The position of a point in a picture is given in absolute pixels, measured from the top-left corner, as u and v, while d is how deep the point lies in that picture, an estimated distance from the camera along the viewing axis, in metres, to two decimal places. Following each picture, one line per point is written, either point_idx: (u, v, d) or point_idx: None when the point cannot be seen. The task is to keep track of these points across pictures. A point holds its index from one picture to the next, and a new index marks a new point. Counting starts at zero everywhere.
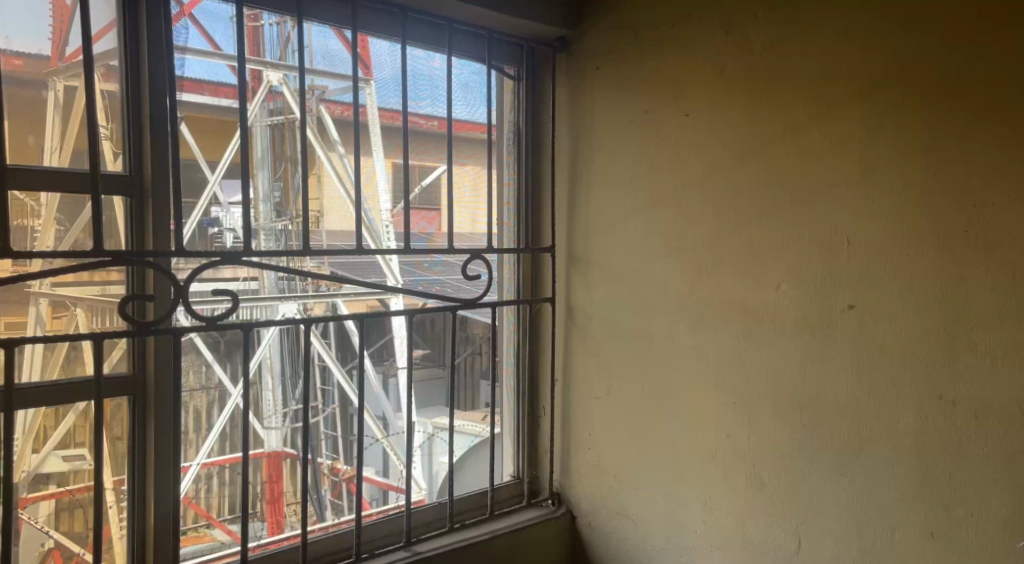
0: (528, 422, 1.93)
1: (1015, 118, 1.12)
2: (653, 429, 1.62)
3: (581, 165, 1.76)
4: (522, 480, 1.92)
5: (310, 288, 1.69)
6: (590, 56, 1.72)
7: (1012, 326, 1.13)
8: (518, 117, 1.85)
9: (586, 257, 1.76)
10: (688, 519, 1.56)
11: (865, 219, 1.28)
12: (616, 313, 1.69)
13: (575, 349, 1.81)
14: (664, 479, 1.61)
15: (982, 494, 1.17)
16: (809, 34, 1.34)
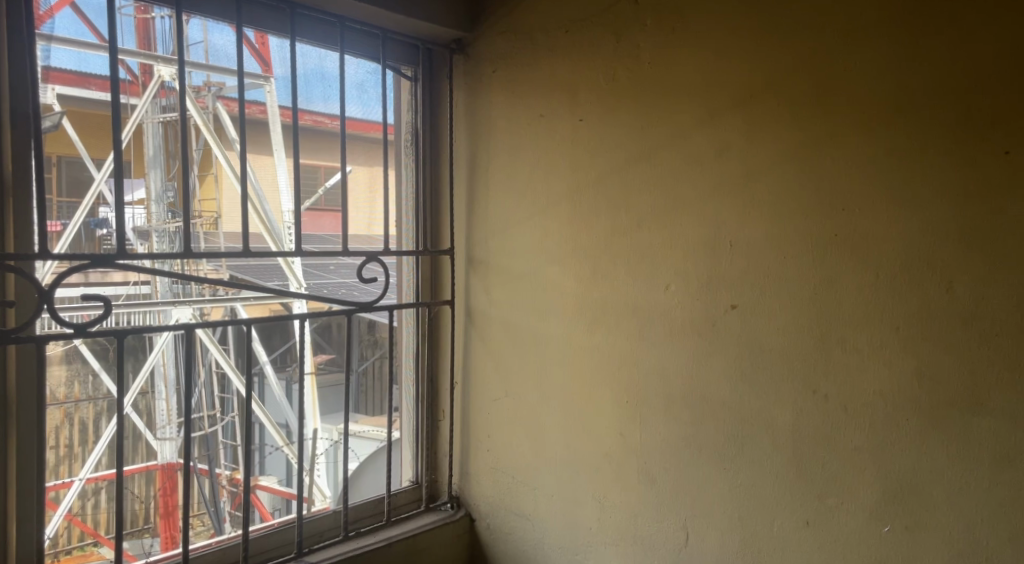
0: (427, 425, 1.91)
1: (874, 130, 1.21)
2: (549, 429, 1.64)
3: (480, 167, 1.76)
4: (420, 485, 1.90)
5: (207, 292, 1.63)
6: (486, 59, 1.73)
7: (877, 323, 1.22)
8: (416, 118, 1.84)
9: (484, 259, 1.76)
10: (583, 517, 1.59)
11: (746, 223, 1.34)
12: (515, 315, 1.69)
13: (473, 350, 1.80)
14: (560, 478, 1.63)
15: (850, 482, 1.24)
16: (694, 44, 1.39)
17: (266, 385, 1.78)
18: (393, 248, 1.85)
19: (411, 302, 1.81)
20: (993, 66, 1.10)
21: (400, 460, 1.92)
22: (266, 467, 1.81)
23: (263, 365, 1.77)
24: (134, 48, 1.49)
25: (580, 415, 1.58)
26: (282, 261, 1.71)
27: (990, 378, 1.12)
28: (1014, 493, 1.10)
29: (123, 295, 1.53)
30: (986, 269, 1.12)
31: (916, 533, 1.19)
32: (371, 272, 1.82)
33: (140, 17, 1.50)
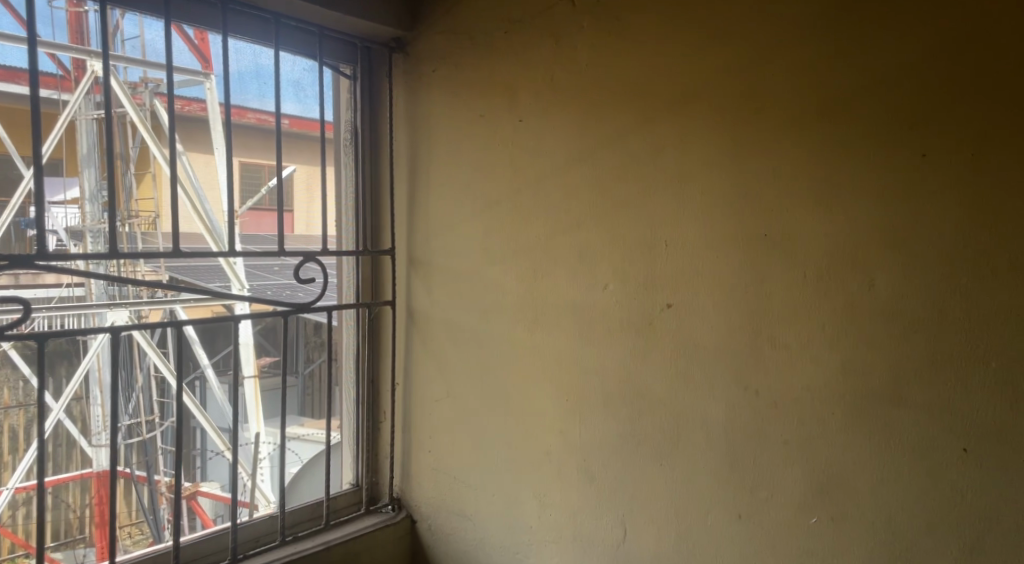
0: (368, 428, 1.89)
1: (801, 134, 1.26)
2: (490, 429, 1.65)
3: (421, 167, 1.75)
4: (360, 488, 1.88)
5: (145, 294, 1.60)
6: (426, 58, 1.72)
7: (805, 321, 1.26)
8: (355, 117, 1.82)
9: (425, 259, 1.75)
10: (524, 516, 1.59)
11: (681, 224, 1.37)
12: (456, 315, 1.69)
13: (414, 350, 1.79)
14: (501, 478, 1.63)
15: (780, 475, 1.29)
16: (630, 48, 1.41)
17: (208, 389, 1.75)
18: (331, 248, 1.83)
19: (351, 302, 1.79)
20: (910, 75, 1.16)
21: (339, 463, 1.90)
22: (209, 472, 1.78)
23: (204, 368, 1.72)
24: (68, 43, 1.44)
25: (521, 415, 1.59)
26: (224, 262, 1.70)
27: (909, 373, 1.18)
28: (931, 481, 1.17)
29: (58, 298, 1.48)
30: (905, 268, 1.18)
31: (841, 523, 1.24)
32: (307, 273, 1.79)
33: (73, 11, 1.45)
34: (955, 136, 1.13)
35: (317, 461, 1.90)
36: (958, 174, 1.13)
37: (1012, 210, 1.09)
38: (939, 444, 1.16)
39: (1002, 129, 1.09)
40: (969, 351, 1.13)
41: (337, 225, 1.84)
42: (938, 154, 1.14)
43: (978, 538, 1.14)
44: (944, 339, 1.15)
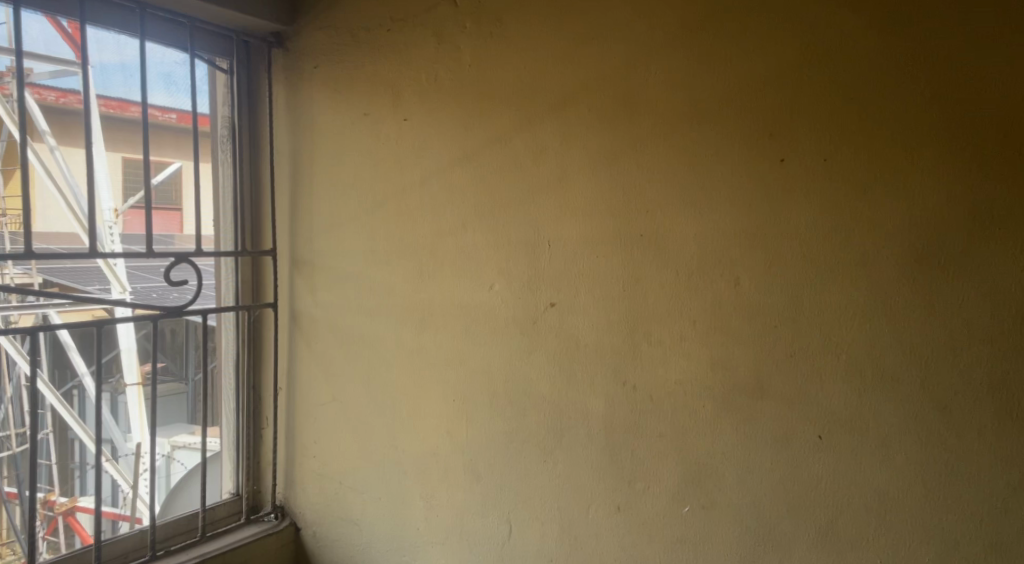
0: (250, 434, 1.83)
1: (672, 137, 1.31)
2: (375, 431, 1.63)
3: (303, 166, 1.71)
4: (241, 496, 1.82)
5: (14, 298, 1.49)
6: (308, 54, 1.68)
7: (678, 318, 1.31)
8: (232, 111, 1.76)
9: (309, 259, 1.70)
10: (410, 518, 1.58)
11: (562, 224, 1.39)
12: (341, 317, 1.66)
13: (299, 354, 1.74)
14: (387, 481, 1.62)
15: (656, 467, 1.33)
16: (512, 49, 1.42)
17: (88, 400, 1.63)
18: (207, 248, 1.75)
19: (230, 306, 1.73)
20: (770, 85, 1.24)
21: (217, 473, 1.83)
22: (87, 486, 1.66)
23: (82, 377, 1.61)
24: None
25: (408, 417, 1.58)
26: (103, 262, 1.59)
27: (771, 365, 1.25)
28: (791, 467, 1.24)
29: None
30: (767, 267, 1.25)
31: (711, 511, 1.30)
32: (179, 276, 1.70)
33: None
34: (810, 143, 1.22)
35: (194, 474, 1.81)
36: (813, 179, 1.22)
37: (859, 212, 1.19)
38: (798, 432, 1.24)
39: (850, 138, 1.19)
40: (823, 344, 1.22)
41: (213, 224, 1.76)
42: (795, 159, 1.23)
43: (831, 519, 1.22)
44: (802, 333, 1.23)
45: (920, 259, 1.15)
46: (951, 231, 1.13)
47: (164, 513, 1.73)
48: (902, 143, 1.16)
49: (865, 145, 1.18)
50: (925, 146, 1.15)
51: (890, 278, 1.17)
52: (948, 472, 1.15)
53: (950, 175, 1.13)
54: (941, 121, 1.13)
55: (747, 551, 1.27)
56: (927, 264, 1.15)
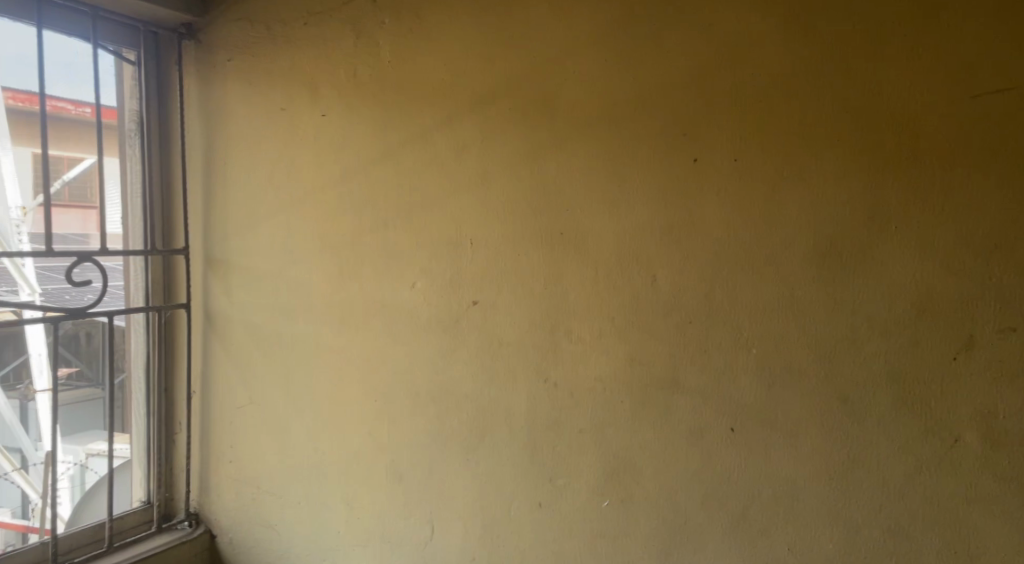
0: (162, 440, 1.77)
1: (588, 136, 1.32)
2: (295, 434, 1.59)
3: (217, 162, 1.66)
4: (152, 505, 1.75)
5: None
6: (221, 46, 1.63)
7: (597, 315, 1.33)
8: (141, 105, 1.69)
9: (225, 258, 1.65)
10: (330, 521, 1.56)
11: (484, 222, 1.39)
12: (259, 317, 1.62)
13: (214, 356, 1.69)
14: (307, 484, 1.58)
15: (577, 463, 1.35)
16: (431, 46, 1.41)
17: None
18: (110, 248, 1.64)
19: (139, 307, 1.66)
20: (682, 85, 1.26)
21: (126, 481, 1.76)
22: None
23: None
24: None
25: (329, 418, 1.55)
26: (10, 262, 1.51)
27: (686, 360, 1.28)
28: (705, 460, 1.27)
29: None
30: (682, 263, 1.28)
31: (630, 505, 1.32)
32: (81, 276, 1.59)
33: None
34: (721, 143, 1.25)
35: (99, 487, 1.73)
36: (724, 177, 1.25)
37: (767, 210, 1.23)
38: (711, 425, 1.27)
39: (758, 138, 1.23)
40: (734, 338, 1.25)
41: (120, 221, 1.69)
42: (707, 158, 1.26)
43: (743, 509, 1.25)
44: (715, 328, 1.26)
45: (823, 255, 1.20)
46: (851, 229, 1.18)
47: (69, 523, 1.66)
48: (806, 143, 1.20)
49: (772, 145, 1.22)
50: (828, 147, 1.19)
51: (796, 274, 1.21)
52: (850, 460, 1.19)
53: (850, 175, 1.18)
54: (842, 122, 1.18)
55: (664, 543, 1.30)
56: (831, 260, 1.19)
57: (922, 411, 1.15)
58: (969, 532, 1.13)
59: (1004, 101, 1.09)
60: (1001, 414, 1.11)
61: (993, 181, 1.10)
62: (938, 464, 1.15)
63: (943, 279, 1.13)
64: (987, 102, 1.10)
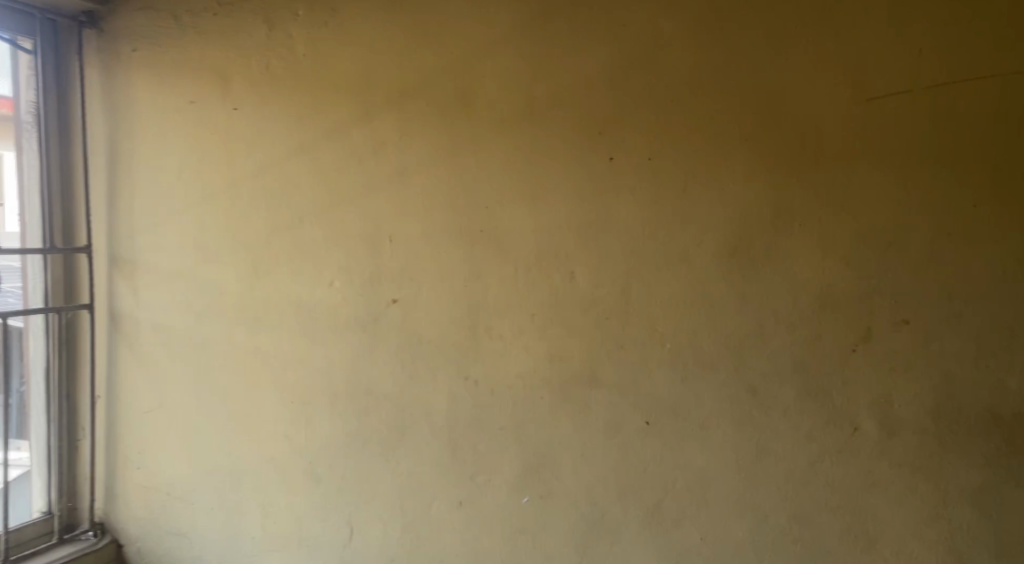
0: (63, 447, 1.68)
1: (506, 133, 1.32)
2: (208, 438, 1.54)
3: (123, 156, 1.59)
4: (53, 515, 1.66)
5: None
6: (125, 36, 1.57)
7: (516, 312, 1.33)
8: (38, 96, 1.59)
9: (132, 256, 1.59)
10: (246, 526, 1.51)
11: (403, 219, 1.38)
12: (168, 318, 1.56)
13: (122, 358, 1.62)
14: (222, 489, 1.53)
15: (497, 460, 1.35)
16: (348, 40, 1.39)
17: None
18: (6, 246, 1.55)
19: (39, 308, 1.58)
20: (599, 84, 1.28)
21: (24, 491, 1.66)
22: None
23: None
24: None
25: (244, 421, 1.50)
26: None
27: (603, 355, 1.29)
28: (621, 453, 1.29)
29: None
30: (598, 259, 1.29)
31: (548, 500, 1.33)
32: None
33: None
34: (635, 142, 1.27)
35: None
36: (639, 175, 1.27)
37: (680, 208, 1.25)
38: (627, 419, 1.29)
39: (672, 137, 1.25)
40: (649, 333, 1.27)
41: (16, 218, 1.60)
42: (623, 156, 1.27)
43: (658, 501, 1.28)
44: (630, 323, 1.28)
45: (732, 251, 1.23)
46: (758, 226, 1.22)
47: None
48: (717, 143, 1.23)
49: (685, 144, 1.25)
50: (736, 146, 1.23)
51: (708, 270, 1.24)
52: (758, 450, 1.23)
53: (756, 174, 1.22)
54: (749, 123, 1.22)
55: (582, 536, 1.31)
56: (740, 256, 1.23)
57: (824, 401, 1.20)
58: (867, 516, 1.19)
59: (896, 106, 1.16)
60: (896, 403, 1.17)
61: (888, 182, 1.17)
62: (839, 452, 1.19)
63: (843, 274, 1.19)
64: (882, 106, 1.16)
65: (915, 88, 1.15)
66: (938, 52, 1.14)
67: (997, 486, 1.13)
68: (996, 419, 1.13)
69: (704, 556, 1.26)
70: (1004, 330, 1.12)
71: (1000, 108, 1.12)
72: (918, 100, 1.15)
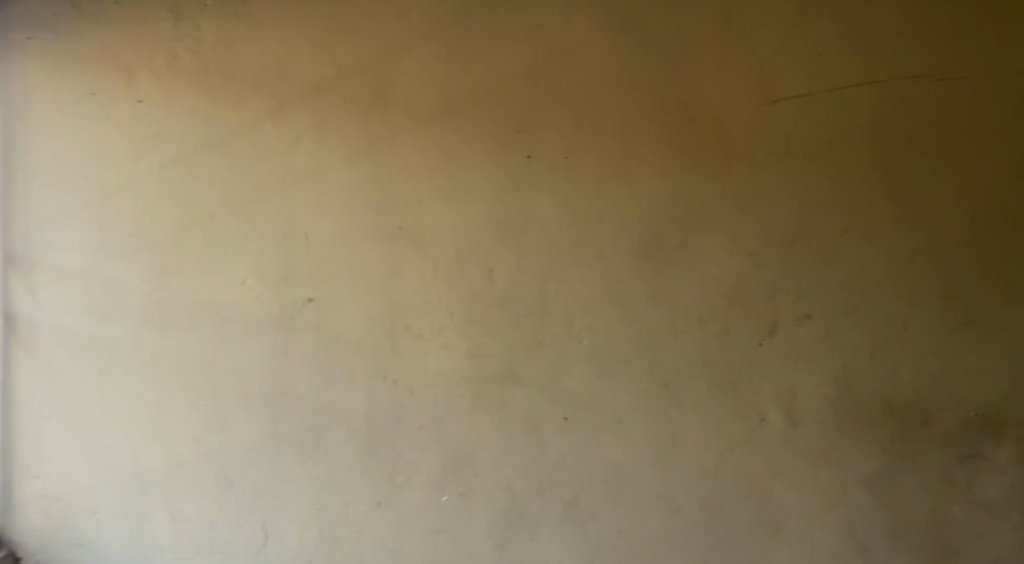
0: None
1: (424, 130, 1.31)
2: (113, 444, 1.45)
3: (17, 148, 1.45)
4: None
5: None
6: (19, 21, 1.44)
7: (436, 310, 1.32)
8: None
9: (28, 254, 1.46)
10: (154, 535, 1.45)
11: (319, 215, 1.35)
12: (68, 319, 1.45)
13: (18, 362, 1.48)
14: (127, 497, 1.46)
15: (416, 459, 1.34)
16: (262, 33, 1.36)
17: None
18: None
19: None
20: (516, 82, 1.28)
21: None
22: None
23: None
24: None
25: (149, 428, 1.43)
26: None
27: (522, 352, 1.30)
28: (540, 449, 1.30)
29: None
30: (517, 257, 1.30)
31: (467, 498, 1.33)
32: None
33: None
34: (553, 140, 1.28)
35: None
36: (556, 173, 1.28)
37: (597, 206, 1.27)
38: (545, 416, 1.30)
39: (587, 137, 1.27)
40: (567, 330, 1.28)
41: None
42: (540, 154, 1.28)
43: (575, 496, 1.29)
44: (549, 320, 1.29)
45: (646, 249, 1.25)
46: (671, 223, 1.24)
47: None
48: (632, 142, 1.26)
49: (601, 143, 1.26)
50: (650, 146, 1.25)
51: (623, 267, 1.26)
52: (671, 443, 1.26)
53: (669, 173, 1.25)
54: (661, 123, 1.25)
55: (500, 533, 1.32)
56: (654, 253, 1.25)
57: (734, 394, 1.24)
58: (773, 504, 1.23)
59: (799, 108, 1.21)
60: (800, 394, 1.21)
61: (792, 181, 1.21)
62: (747, 443, 1.23)
63: (751, 271, 1.22)
64: (786, 108, 1.21)
65: (816, 92, 1.20)
66: (837, 59, 1.20)
67: (891, 471, 1.19)
68: (891, 407, 1.19)
69: (619, 549, 1.29)
70: (898, 323, 1.18)
71: (893, 114, 1.19)
72: (819, 103, 1.20)
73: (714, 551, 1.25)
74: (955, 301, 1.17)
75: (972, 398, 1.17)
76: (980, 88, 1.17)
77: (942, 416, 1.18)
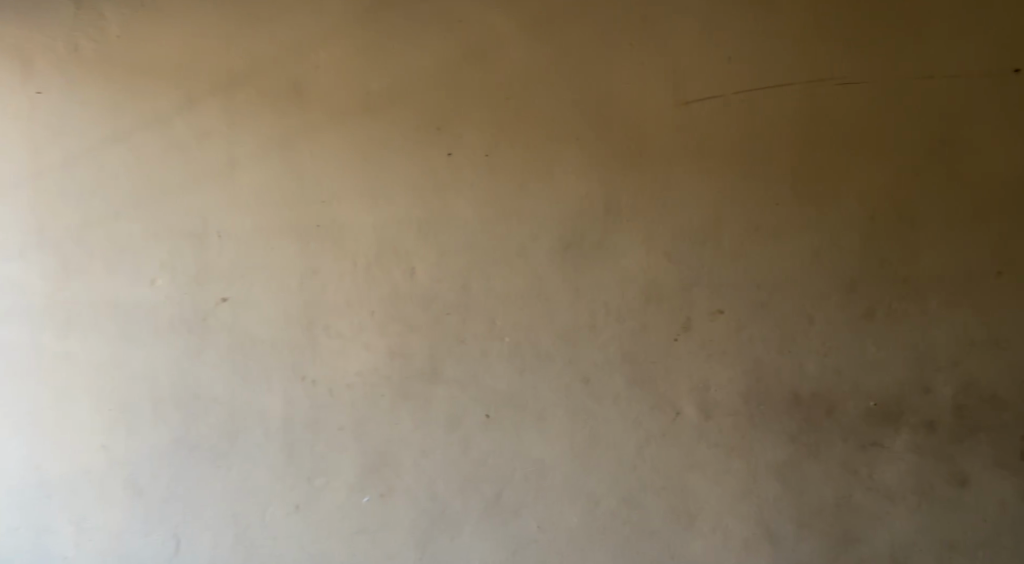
0: None
1: (342, 124, 1.31)
2: (10, 454, 1.37)
3: None
4: None
5: None
6: None
7: (355, 309, 1.31)
8: None
9: None
10: (56, 548, 1.38)
11: (234, 212, 1.32)
12: None
13: None
14: (26, 509, 1.38)
15: (335, 460, 1.32)
16: (174, 25, 1.33)
17: None
18: None
19: None
20: (435, 79, 1.29)
21: None
22: None
23: None
24: None
25: (49, 435, 1.36)
26: None
27: (443, 350, 1.30)
28: (462, 447, 1.30)
29: None
30: (437, 254, 1.29)
31: (388, 499, 1.31)
32: None
33: None
34: (473, 138, 1.28)
35: None
36: (476, 170, 1.28)
37: (517, 204, 1.27)
38: (467, 414, 1.29)
39: (507, 134, 1.28)
40: (488, 328, 1.29)
41: None
42: (460, 151, 1.28)
43: (497, 493, 1.30)
44: (469, 317, 1.29)
45: (566, 246, 1.27)
46: (590, 220, 1.26)
47: None
48: (550, 141, 1.27)
49: (520, 141, 1.27)
50: (568, 144, 1.27)
51: (544, 264, 1.27)
52: (591, 438, 1.28)
53: (586, 171, 1.26)
54: (579, 121, 1.26)
55: (421, 533, 1.31)
56: (573, 250, 1.27)
57: (650, 389, 1.26)
58: (688, 495, 1.26)
59: (711, 109, 1.24)
60: (713, 387, 1.25)
61: (705, 180, 1.24)
62: (664, 436, 1.26)
63: (666, 267, 1.25)
64: (698, 109, 1.24)
65: (726, 93, 1.24)
66: (746, 60, 1.23)
67: (798, 460, 1.23)
68: (798, 398, 1.23)
69: (540, 544, 1.29)
70: (804, 317, 1.22)
71: (799, 114, 1.22)
72: (729, 104, 1.24)
73: (631, 544, 1.28)
74: (856, 296, 1.21)
75: (872, 388, 1.21)
76: (880, 90, 1.21)
77: (845, 406, 1.22)
